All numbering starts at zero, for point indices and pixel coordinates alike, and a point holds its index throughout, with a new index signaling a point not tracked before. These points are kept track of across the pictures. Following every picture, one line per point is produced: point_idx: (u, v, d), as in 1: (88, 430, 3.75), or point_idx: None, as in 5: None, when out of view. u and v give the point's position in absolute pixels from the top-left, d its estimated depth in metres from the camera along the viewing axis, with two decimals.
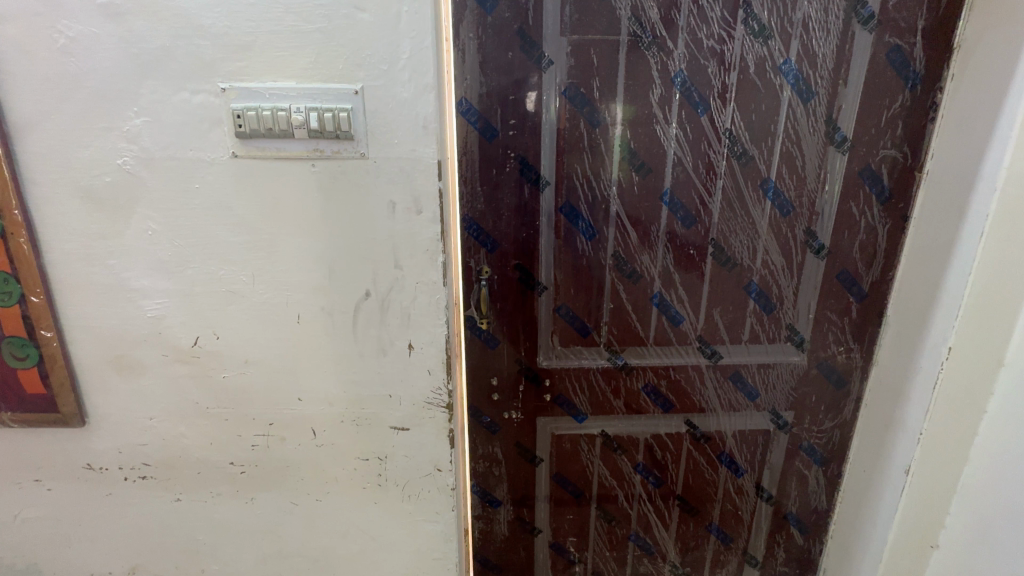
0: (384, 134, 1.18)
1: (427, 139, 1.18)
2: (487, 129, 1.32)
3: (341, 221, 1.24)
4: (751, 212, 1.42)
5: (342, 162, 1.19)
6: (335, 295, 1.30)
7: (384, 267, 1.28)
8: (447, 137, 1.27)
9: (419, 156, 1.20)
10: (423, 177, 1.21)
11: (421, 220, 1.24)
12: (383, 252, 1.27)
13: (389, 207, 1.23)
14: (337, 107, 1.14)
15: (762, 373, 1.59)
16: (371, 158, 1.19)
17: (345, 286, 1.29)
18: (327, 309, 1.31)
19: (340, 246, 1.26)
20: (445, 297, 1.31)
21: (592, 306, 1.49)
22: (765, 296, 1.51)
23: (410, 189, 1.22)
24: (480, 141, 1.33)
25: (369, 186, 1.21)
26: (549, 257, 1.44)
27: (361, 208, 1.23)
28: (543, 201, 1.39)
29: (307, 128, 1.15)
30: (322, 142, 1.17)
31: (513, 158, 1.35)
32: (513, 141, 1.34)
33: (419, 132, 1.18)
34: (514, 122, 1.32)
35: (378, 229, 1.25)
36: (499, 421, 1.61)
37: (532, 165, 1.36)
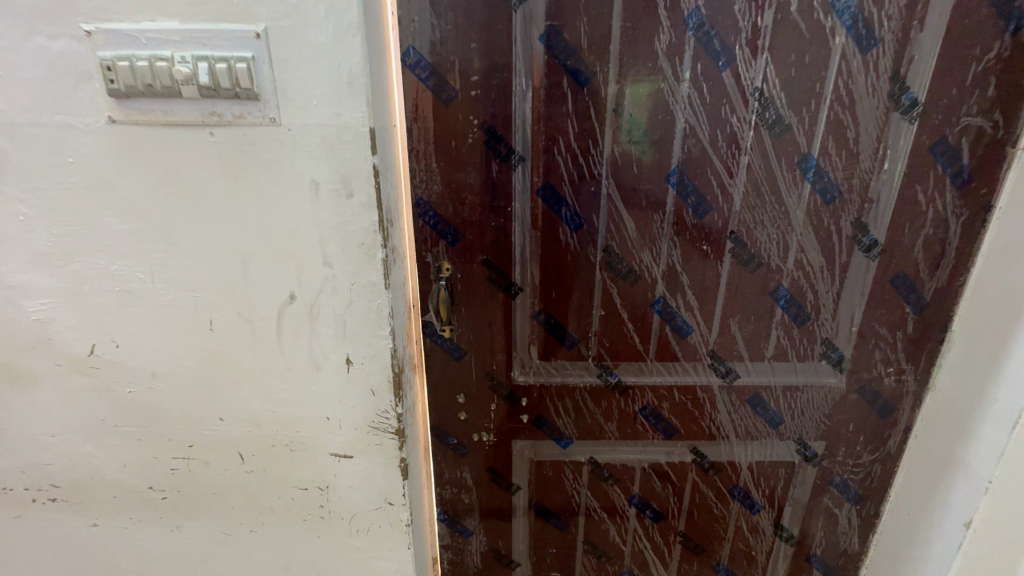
0: (298, 92, 0.90)
1: (353, 100, 0.91)
2: (441, 88, 1.04)
3: (254, 206, 0.98)
4: (784, 198, 1.11)
5: (249, 130, 0.93)
6: (253, 298, 1.05)
7: (310, 264, 1.02)
8: (386, 98, 0.99)
9: (344, 122, 0.92)
10: (351, 150, 0.94)
11: (351, 206, 0.97)
12: (307, 245, 1.01)
13: (312, 189, 0.96)
14: (234, 57, 0.87)
15: (788, 397, 1.30)
16: (284, 124, 0.92)
17: (265, 287, 1.04)
18: (245, 315, 1.06)
19: (254, 238, 1.01)
20: (389, 302, 1.05)
21: (579, 313, 1.21)
22: (797, 304, 1.20)
23: (336, 166, 0.95)
24: (433, 104, 1.05)
25: (285, 162, 0.95)
26: (525, 252, 1.16)
27: (277, 191, 0.97)
28: (515, 182, 1.10)
29: (196, 86, 0.89)
30: (219, 103, 0.91)
31: (476, 126, 1.06)
32: (477, 103, 1.05)
33: (343, 91, 0.90)
34: (476, 79, 1.03)
35: (300, 216, 0.99)
36: (468, 443, 1.36)
37: (501, 135, 1.07)
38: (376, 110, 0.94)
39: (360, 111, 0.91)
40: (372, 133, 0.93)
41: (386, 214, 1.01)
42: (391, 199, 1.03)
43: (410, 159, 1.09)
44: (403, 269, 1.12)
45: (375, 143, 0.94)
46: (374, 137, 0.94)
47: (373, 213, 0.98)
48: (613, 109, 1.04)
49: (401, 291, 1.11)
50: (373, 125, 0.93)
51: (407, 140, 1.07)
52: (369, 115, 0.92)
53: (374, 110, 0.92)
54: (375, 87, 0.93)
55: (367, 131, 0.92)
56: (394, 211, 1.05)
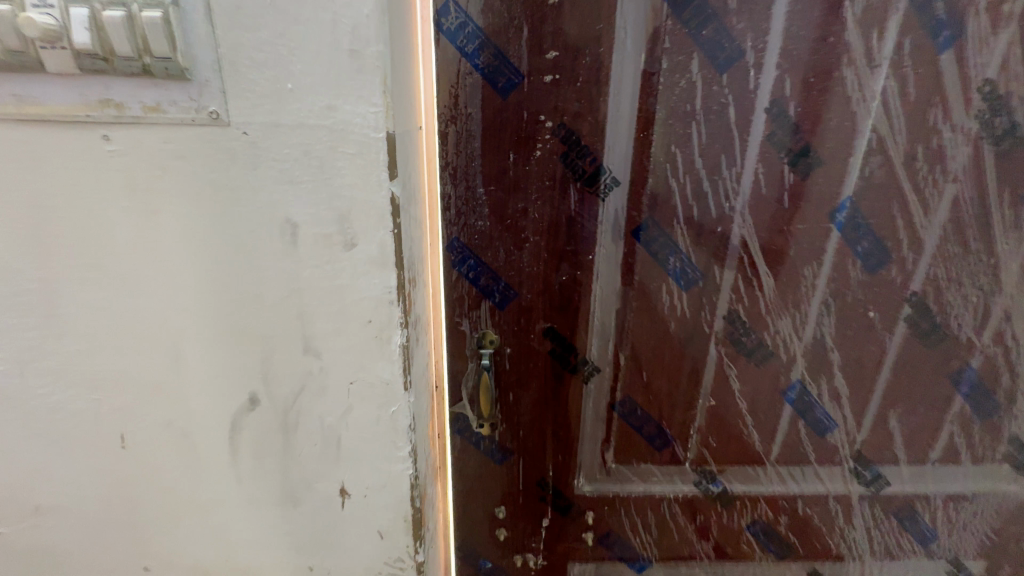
0: (260, 68, 0.51)
1: (358, 83, 0.52)
2: (495, 70, 0.65)
3: (190, 260, 0.59)
4: (998, 246, 0.74)
5: (174, 132, 0.53)
6: (191, 399, 0.66)
7: (284, 352, 0.63)
8: (410, 82, 0.60)
9: (341, 121, 0.53)
10: (352, 170, 0.54)
11: (351, 261, 0.58)
12: (279, 322, 0.61)
13: (285, 232, 0.57)
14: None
15: (952, 509, 0.94)
16: (235, 123, 0.53)
17: (211, 385, 0.65)
18: (178, 425, 0.67)
19: (192, 309, 0.61)
20: (409, 408, 0.66)
21: (678, 403, 0.84)
22: (988, 391, 0.84)
23: (326, 196, 0.56)
24: (484, 94, 0.66)
25: (239, 187, 0.55)
26: (607, 319, 0.78)
27: (227, 236, 0.58)
28: (603, 217, 0.72)
29: (71, 52, 0.49)
30: (115, 85, 0.51)
31: (548, 131, 0.68)
32: (552, 95, 0.67)
33: (339, 67, 0.51)
34: (553, 57, 0.65)
35: (266, 276, 0.59)
36: (508, 568, 0.98)
37: (585, 146, 0.69)
38: (396, 103, 0.55)
39: (369, 102, 0.52)
40: (390, 141, 0.54)
41: (408, 271, 0.62)
42: (414, 245, 0.64)
43: (444, 179, 0.70)
44: (426, 344, 0.73)
45: (394, 158, 0.55)
46: (393, 148, 0.55)
47: (389, 273, 0.59)
48: (764, 108, 0.67)
49: (423, 381, 0.72)
50: (392, 127, 0.54)
51: (440, 149, 0.69)
52: (385, 109, 0.53)
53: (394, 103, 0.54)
54: (397, 63, 0.54)
55: (382, 136, 0.54)
56: (417, 262, 0.67)
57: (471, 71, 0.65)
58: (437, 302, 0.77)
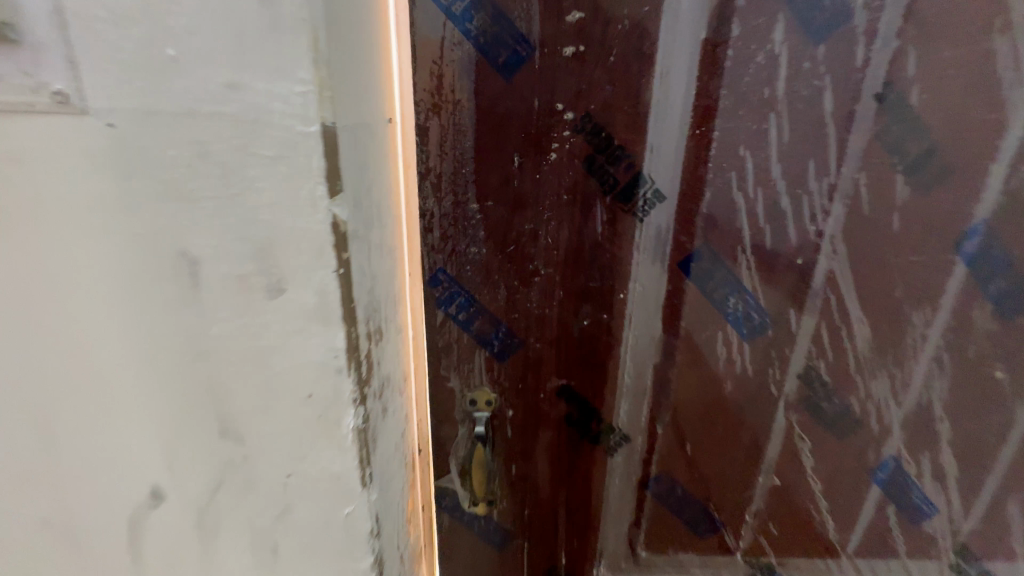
0: (127, 24, 0.33)
1: (276, 46, 0.33)
2: (494, 38, 0.47)
3: (55, 308, 0.41)
4: None
5: (16, 126, 0.36)
6: (70, 492, 0.48)
7: (192, 434, 0.45)
8: (368, 56, 0.42)
9: (252, 106, 0.34)
10: (273, 181, 0.36)
11: (279, 312, 0.40)
12: (184, 394, 0.43)
13: (182, 270, 0.39)
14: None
15: None
16: (97, 109, 0.35)
17: (98, 474, 0.47)
18: (55, 525, 0.49)
19: (66, 377, 0.43)
20: (368, 509, 0.48)
21: (731, 483, 0.64)
22: None
23: (237, 220, 0.37)
24: (479, 74, 0.47)
25: (116, 206, 0.38)
26: (641, 375, 0.59)
27: (103, 275, 0.40)
28: (638, 242, 0.53)
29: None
30: None
31: (566, 126, 0.49)
32: (574, 75, 0.48)
33: (245, 21, 0.33)
34: (576, 20, 0.46)
35: (161, 333, 0.41)
36: None
37: (617, 145, 0.50)
38: (339, 81, 0.36)
39: (292, 76, 0.34)
40: (329, 138, 0.36)
41: (365, 325, 0.44)
42: (376, 284, 0.46)
43: (422, 189, 0.51)
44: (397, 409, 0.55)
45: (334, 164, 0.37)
46: (334, 150, 0.37)
47: (334, 329, 0.41)
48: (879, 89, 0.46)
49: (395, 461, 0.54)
50: (330, 118, 0.36)
51: (419, 150, 0.50)
52: (318, 88, 0.34)
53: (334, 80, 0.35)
54: (339, 19, 0.36)
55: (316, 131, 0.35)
56: (382, 305, 0.49)
57: (460, 39, 0.46)
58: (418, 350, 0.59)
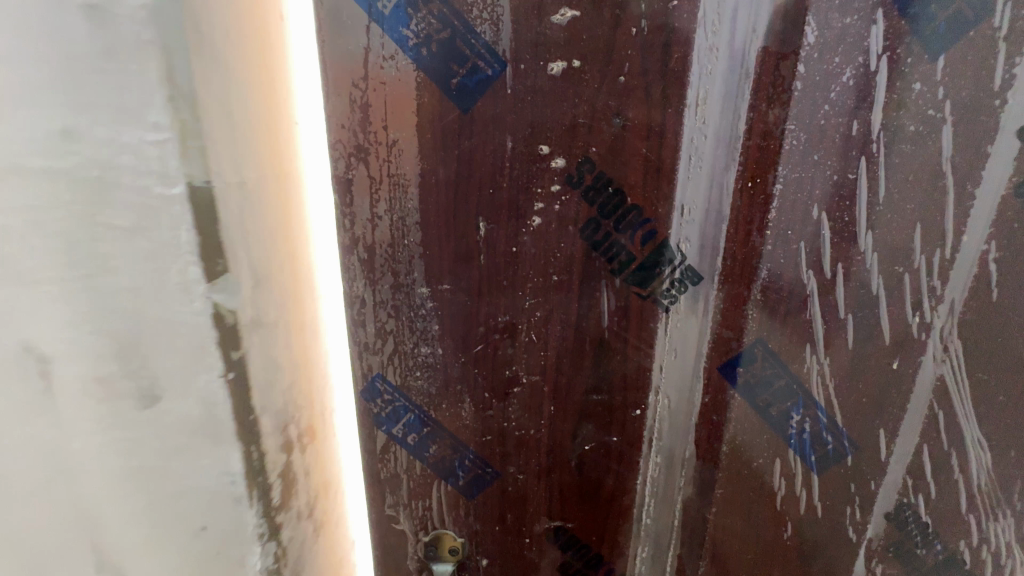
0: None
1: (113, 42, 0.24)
2: (444, 58, 0.30)
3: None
4: None
5: None
6: None
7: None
8: (251, 92, 0.30)
9: (90, 159, 0.25)
10: (129, 258, 0.27)
11: (156, 425, 0.30)
12: (50, 531, 0.30)
13: (28, 367, 0.27)
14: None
15: None
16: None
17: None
18: None
19: None
20: None
21: None
22: None
23: (96, 308, 0.27)
24: (421, 101, 0.31)
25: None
26: (660, 504, 0.42)
27: None
28: (660, 353, 0.37)
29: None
30: None
31: (554, 177, 0.33)
32: (563, 103, 0.31)
33: (77, 36, 0.24)
34: (566, 21, 0.30)
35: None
36: None
37: (631, 216, 0.33)
38: (216, 127, 0.27)
39: (143, 120, 0.25)
40: (203, 201, 0.27)
41: (277, 435, 0.35)
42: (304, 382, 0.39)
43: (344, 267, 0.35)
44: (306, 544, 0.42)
45: (212, 237, 0.28)
46: (213, 222, 0.28)
47: (227, 450, 0.31)
48: (1004, 102, 0.30)
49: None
50: (202, 175, 0.27)
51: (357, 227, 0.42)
52: (183, 136, 0.26)
53: (203, 125, 0.26)
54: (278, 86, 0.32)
55: (181, 193, 0.26)
56: (289, 412, 0.36)
57: (393, 51, 0.30)
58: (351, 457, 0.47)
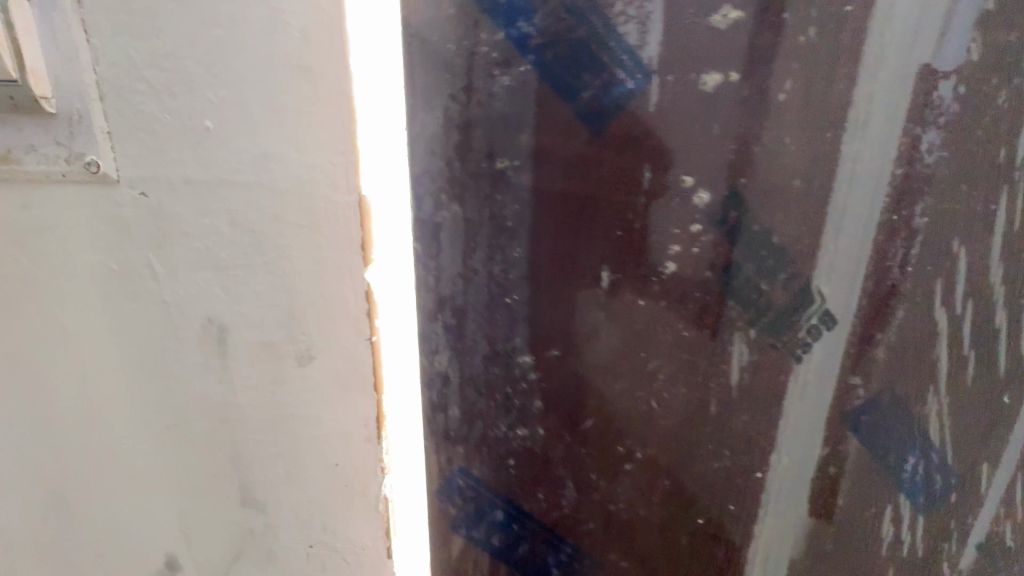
0: (161, 95, 0.26)
1: (311, 81, 0.26)
2: (565, 74, 0.24)
3: (71, 396, 0.32)
4: None
5: (69, 199, 0.28)
6: None
7: (186, 551, 0.35)
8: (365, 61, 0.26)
9: (275, 163, 0.27)
10: (295, 250, 0.29)
11: (304, 399, 0.32)
12: (179, 509, 0.34)
13: (205, 344, 0.31)
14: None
15: None
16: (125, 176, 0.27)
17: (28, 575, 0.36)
18: None
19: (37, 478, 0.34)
20: None
21: None
22: None
23: (256, 292, 0.29)
24: (541, 123, 0.25)
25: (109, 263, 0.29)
26: None
27: (95, 371, 0.31)
28: (787, 425, 0.29)
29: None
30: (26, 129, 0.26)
31: (696, 211, 0.26)
32: (700, 130, 0.25)
33: (272, 59, 0.26)
34: (727, 23, 0.23)
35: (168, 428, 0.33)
36: None
37: (781, 265, 0.26)
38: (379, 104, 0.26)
39: (324, 130, 0.27)
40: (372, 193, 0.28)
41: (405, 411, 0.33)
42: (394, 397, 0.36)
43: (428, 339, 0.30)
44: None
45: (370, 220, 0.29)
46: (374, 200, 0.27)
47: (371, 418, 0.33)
48: None
49: None
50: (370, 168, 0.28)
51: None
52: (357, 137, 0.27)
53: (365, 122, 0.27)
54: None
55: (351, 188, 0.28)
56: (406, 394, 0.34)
57: (507, 54, 0.25)
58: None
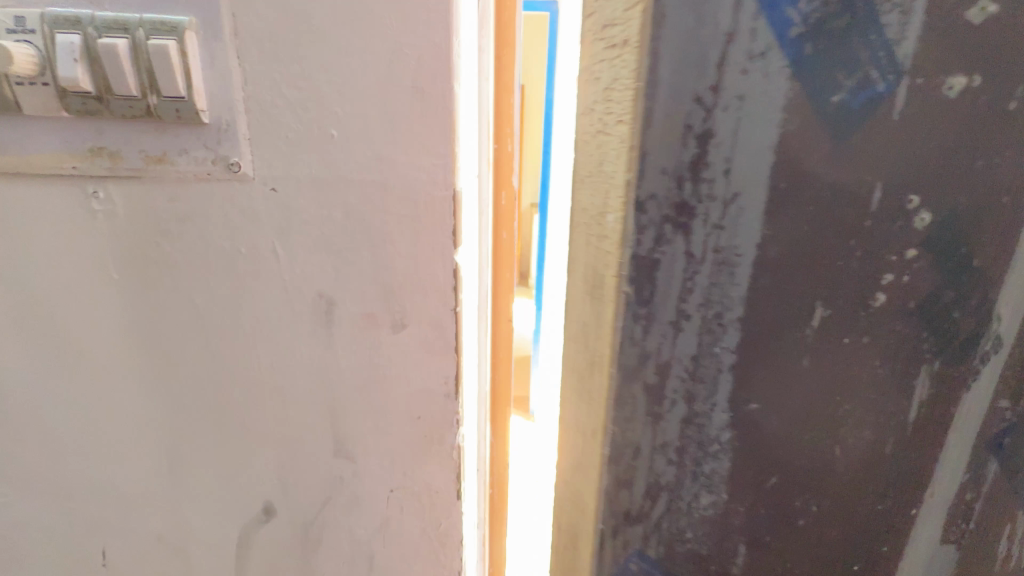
0: (274, 85, 0.25)
1: (429, 102, 0.26)
2: (837, 67, 0.19)
3: (163, 380, 0.32)
4: None
5: (176, 190, 0.27)
6: None
7: (264, 536, 0.35)
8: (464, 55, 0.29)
9: (375, 147, 0.26)
10: (390, 235, 0.28)
11: (392, 390, 0.31)
12: (263, 494, 0.34)
13: (301, 329, 0.30)
14: (94, 17, 0.24)
15: None
16: (259, 173, 0.27)
17: (110, 550, 0.36)
18: None
19: (126, 457, 0.34)
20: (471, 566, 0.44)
21: None
22: None
23: (355, 277, 0.29)
24: (787, 128, 0.20)
25: (237, 253, 0.29)
26: None
27: (194, 356, 0.31)
28: (948, 452, 0.26)
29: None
30: (135, 132, 0.26)
31: (918, 232, 0.22)
32: (939, 149, 0.21)
33: (381, 41, 0.25)
34: (985, 18, 0.19)
35: (255, 416, 0.32)
36: None
37: (976, 292, 0.23)
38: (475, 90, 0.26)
39: (424, 115, 0.26)
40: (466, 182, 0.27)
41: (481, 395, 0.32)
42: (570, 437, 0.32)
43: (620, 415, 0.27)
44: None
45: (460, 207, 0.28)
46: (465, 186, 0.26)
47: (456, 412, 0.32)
48: None
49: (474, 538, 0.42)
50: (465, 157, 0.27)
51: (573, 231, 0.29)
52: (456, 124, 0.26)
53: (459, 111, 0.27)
54: (624, 80, 0.22)
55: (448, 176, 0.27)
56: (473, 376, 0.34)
57: (764, 45, 0.20)
58: (501, 424, 0.50)
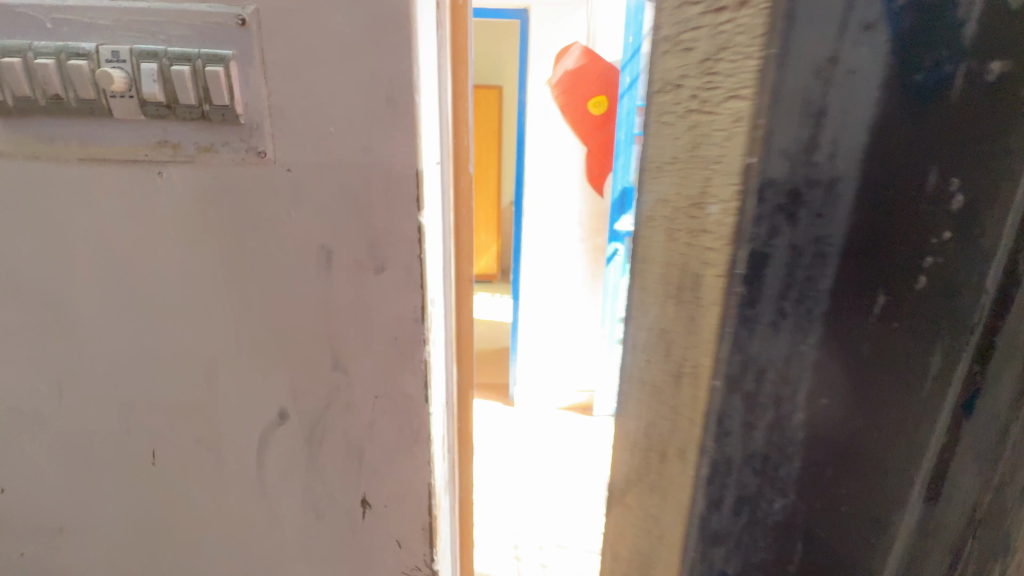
0: (292, 96, 0.37)
1: (398, 107, 0.37)
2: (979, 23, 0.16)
3: (204, 315, 0.42)
4: None
5: (218, 170, 0.38)
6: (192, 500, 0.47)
7: (278, 436, 0.46)
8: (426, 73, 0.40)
9: (364, 140, 0.38)
10: (375, 203, 0.39)
11: (375, 318, 0.42)
12: (278, 403, 0.45)
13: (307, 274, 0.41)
14: (167, 51, 0.35)
15: None
16: (280, 158, 0.38)
17: (158, 450, 0.46)
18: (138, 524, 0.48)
19: (173, 377, 0.44)
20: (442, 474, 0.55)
21: None
22: None
23: (348, 234, 0.40)
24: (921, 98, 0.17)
25: (263, 216, 0.40)
26: None
27: (226, 295, 0.42)
28: None
29: (22, 64, 0.35)
30: (192, 131, 0.37)
31: None
32: None
33: (366, 68, 0.36)
34: None
35: (273, 341, 0.43)
36: None
37: None
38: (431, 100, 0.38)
39: (397, 117, 0.37)
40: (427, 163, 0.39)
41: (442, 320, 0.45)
42: (640, 503, 0.24)
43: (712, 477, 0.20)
44: (364, 483, 0.48)
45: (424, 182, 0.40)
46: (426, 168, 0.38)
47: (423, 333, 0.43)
48: None
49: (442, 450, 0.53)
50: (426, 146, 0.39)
51: (662, 228, 0.21)
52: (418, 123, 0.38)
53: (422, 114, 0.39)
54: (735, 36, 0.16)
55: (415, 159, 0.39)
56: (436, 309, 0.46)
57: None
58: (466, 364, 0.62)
